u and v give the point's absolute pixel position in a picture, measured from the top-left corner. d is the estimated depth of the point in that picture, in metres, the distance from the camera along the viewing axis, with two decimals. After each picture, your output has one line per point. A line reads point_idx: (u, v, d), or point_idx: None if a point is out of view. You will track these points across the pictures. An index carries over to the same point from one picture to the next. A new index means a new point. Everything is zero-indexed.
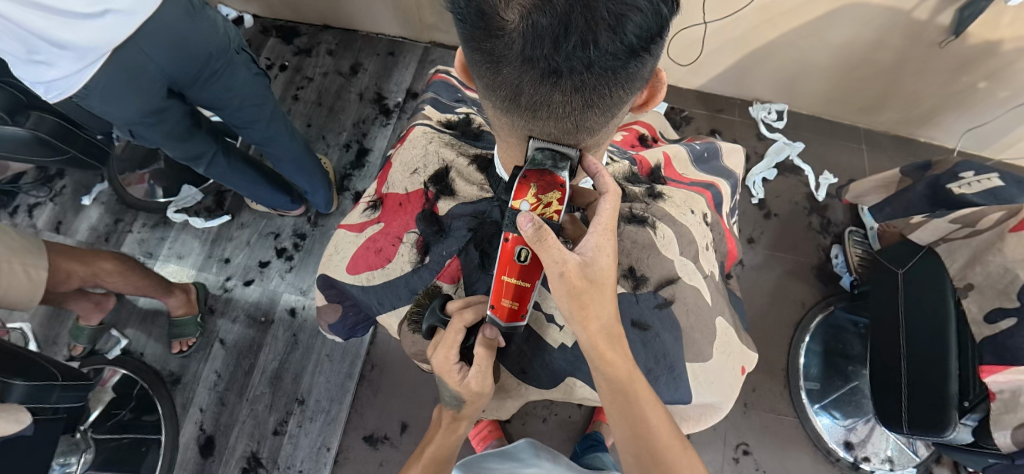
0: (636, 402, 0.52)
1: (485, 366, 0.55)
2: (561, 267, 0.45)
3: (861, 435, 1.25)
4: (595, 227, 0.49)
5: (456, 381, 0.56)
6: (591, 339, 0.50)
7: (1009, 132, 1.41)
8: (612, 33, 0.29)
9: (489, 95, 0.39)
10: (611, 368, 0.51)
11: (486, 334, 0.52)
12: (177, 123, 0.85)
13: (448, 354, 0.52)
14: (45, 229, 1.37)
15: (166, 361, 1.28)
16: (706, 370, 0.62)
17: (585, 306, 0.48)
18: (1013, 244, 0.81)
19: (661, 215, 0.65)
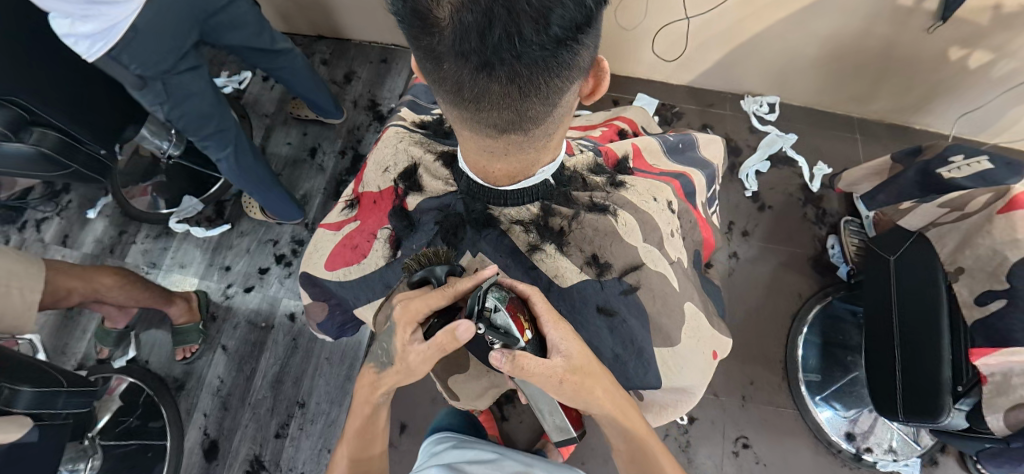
0: (651, 452, 0.60)
1: (433, 352, 0.50)
2: (557, 377, 0.50)
3: (863, 427, 1.23)
4: (548, 324, 0.52)
5: (405, 338, 0.51)
6: (608, 412, 0.57)
7: (1004, 116, 1.39)
8: (534, 23, 0.30)
9: (437, 90, 0.41)
10: (628, 425, 0.59)
11: (457, 326, 0.45)
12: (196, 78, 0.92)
13: (416, 312, 0.49)
14: (52, 243, 1.42)
15: (170, 367, 1.32)
16: (676, 354, 0.63)
17: (593, 394, 0.54)
18: (1001, 227, 0.80)
19: (622, 203, 0.65)
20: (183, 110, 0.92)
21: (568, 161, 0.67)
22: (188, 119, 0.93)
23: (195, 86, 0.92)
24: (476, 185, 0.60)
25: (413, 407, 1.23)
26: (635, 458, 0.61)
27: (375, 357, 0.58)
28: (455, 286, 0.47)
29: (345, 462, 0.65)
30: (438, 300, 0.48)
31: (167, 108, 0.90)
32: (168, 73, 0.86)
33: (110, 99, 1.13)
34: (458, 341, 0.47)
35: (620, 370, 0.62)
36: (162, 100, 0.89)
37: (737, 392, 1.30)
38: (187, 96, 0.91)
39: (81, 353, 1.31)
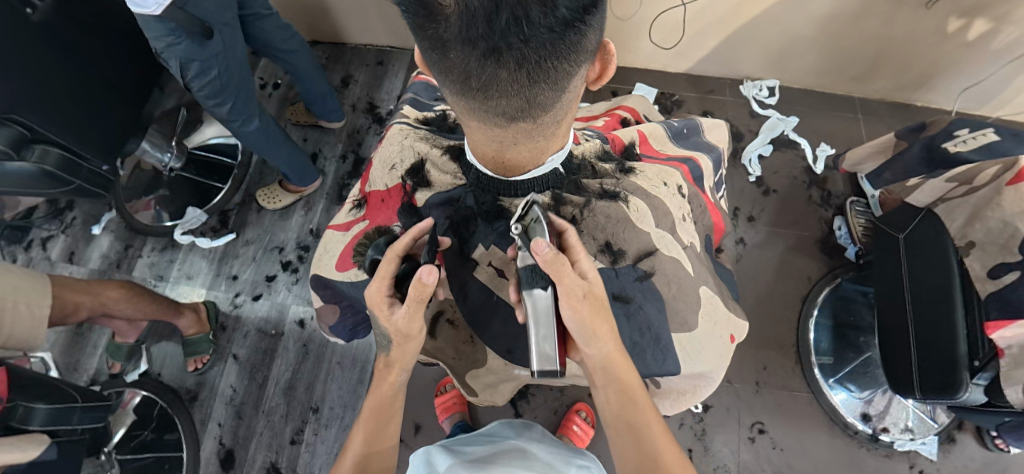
0: (640, 407, 0.55)
1: (414, 309, 0.53)
2: (583, 290, 0.49)
3: (879, 407, 1.22)
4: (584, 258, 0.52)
5: (384, 316, 0.55)
6: (605, 352, 0.54)
7: (1006, 88, 1.38)
8: (541, 5, 0.30)
9: (444, 82, 0.40)
10: (619, 373, 0.55)
11: (420, 273, 0.49)
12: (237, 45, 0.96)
13: (382, 283, 0.53)
14: (59, 260, 1.42)
15: (183, 378, 1.32)
16: (692, 339, 0.63)
17: (597, 327, 0.52)
18: (1011, 198, 0.78)
19: (633, 189, 0.65)
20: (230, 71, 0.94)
21: (575, 149, 0.67)
22: (226, 80, 0.94)
23: (237, 46, 0.96)
24: (485, 177, 0.60)
25: (427, 408, 1.23)
26: (628, 420, 0.56)
27: (380, 341, 0.62)
28: (396, 245, 0.53)
29: (360, 434, 0.64)
30: (389, 264, 0.53)
31: (217, 68, 0.90)
32: (225, 29, 0.90)
33: (114, 113, 1.13)
34: (429, 287, 0.50)
35: (641, 361, 0.62)
36: (213, 57, 0.89)
37: (751, 378, 1.30)
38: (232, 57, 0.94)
39: (93, 369, 1.32)
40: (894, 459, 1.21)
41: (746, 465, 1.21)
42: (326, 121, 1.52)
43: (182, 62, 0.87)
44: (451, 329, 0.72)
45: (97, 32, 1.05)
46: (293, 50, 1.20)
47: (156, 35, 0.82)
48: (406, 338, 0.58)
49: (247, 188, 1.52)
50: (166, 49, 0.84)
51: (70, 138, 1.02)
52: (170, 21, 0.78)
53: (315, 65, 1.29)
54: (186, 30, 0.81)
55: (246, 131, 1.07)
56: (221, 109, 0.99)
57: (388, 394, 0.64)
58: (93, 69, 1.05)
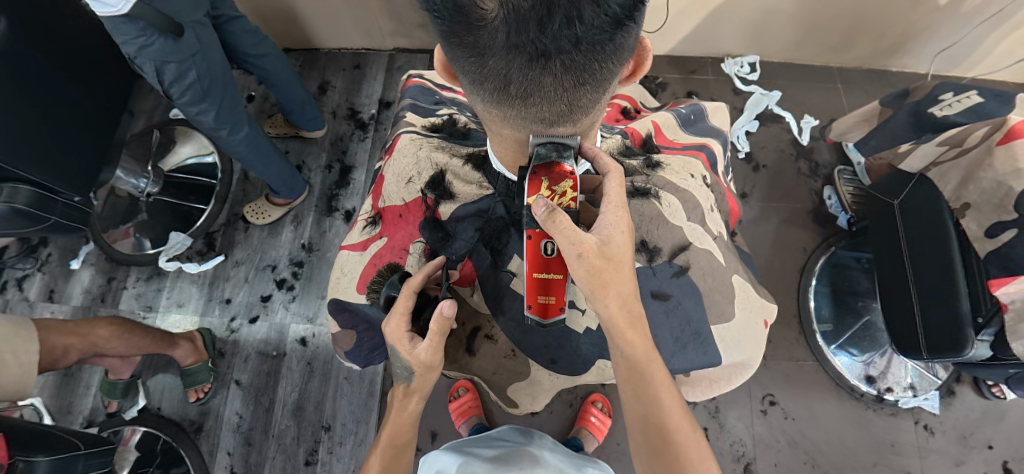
0: (651, 384, 0.54)
1: (438, 341, 0.53)
2: (578, 248, 0.47)
3: (880, 368, 1.26)
4: (607, 206, 0.51)
5: (406, 351, 0.54)
6: (610, 317, 0.52)
7: (978, 49, 1.42)
8: (595, 5, 0.28)
9: (477, 88, 0.39)
10: (627, 346, 0.53)
11: (441, 308, 0.51)
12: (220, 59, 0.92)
13: (402, 320, 0.54)
14: (38, 300, 1.34)
15: (185, 410, 1.27)
16: (731, 330, 0.64)
17: (603, 289, 0.50)
18: (1002, 158, 0.80)
19: (662, 185, 0.69)
20: (211, 75, 0.90)
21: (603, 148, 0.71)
22: (208, 83, 0.89)
23: (215, 47, 0.91)
24: (513, 184, 0.64)
25: (442, 415, 1.21)
26: (632, 389, 0.55)
27: (399, 373, 0.61)
28: (412, 280, 0.54)
29: (378, 465, 0.60)
30: (405, 301, 0.53)
31: (198, 70, 0.86)
32: (198, 26, 0.86)
33: (84, 140, 1.07)
34: (450, 319, 0.52)
35: (684, 356, 0.63)
36: (193, 60, 0.85)
37: None
38: (213, 63, 0.90)
39: (88, 409, 1.26)
40: (899, 416, 1.25)
41: (761, 437, 1.24)
42: (306, 131, 1.46)
43: (158, 66, 0.82)
44: (490, 344, 0.69)
45: (54, 58, 0.98)
46: (264, 54, 1.14)
47: (127, 39, 0.77)
48: (427, 370, 0.56)
49: (231, 208, 1.46)
50: (139, 53, 0.80)
51: (42, 175, 0.95)
52: (140, 20, 0.74)
53: (292, 73, 1.23)
54: (158, 29, 0.76)
55: (235, 139, 1.03)
56: (206, 118, 0.94)
57: (408, 420, 0.62)
58: (58, 97, 0.99)
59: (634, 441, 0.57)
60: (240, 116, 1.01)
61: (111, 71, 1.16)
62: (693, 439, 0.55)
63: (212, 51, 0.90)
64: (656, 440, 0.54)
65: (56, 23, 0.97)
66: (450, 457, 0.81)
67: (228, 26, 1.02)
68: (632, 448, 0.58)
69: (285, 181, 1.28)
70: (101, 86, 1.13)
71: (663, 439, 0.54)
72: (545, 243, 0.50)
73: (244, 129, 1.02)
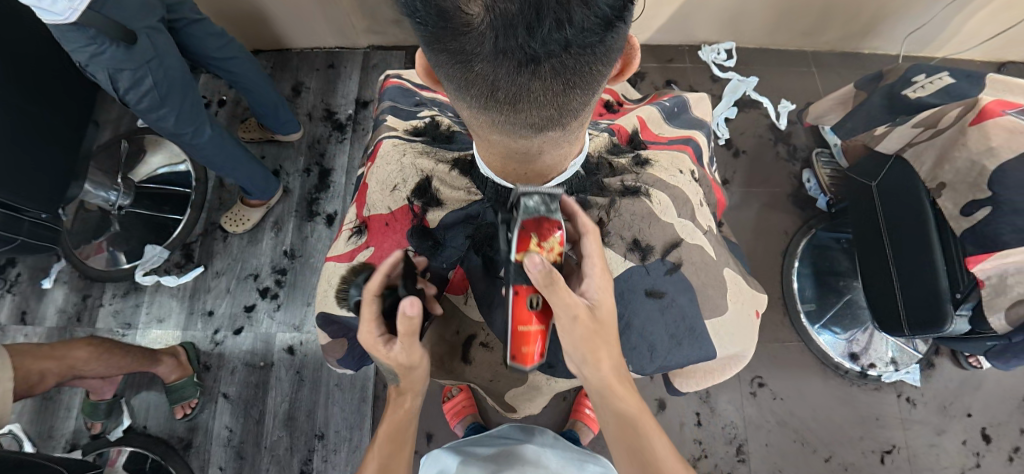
0: (643, 431, 0.57)
1: (409, 343, 0.52)
2: (573, 313, 0.49)
3: (862, 345, 1.30)
4: (592, 270, 0.53)
5: (382, 354, 0.53)
6: (603, 378, 0.55)
7: (946, 29, 1.46)
8: (586, 7, 0.27)
9: (463, 95, 0.38)
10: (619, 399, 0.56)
11: (403, 308, 0.48)
12: (177, 68, 0.88)
13: (369, 328, 0.51)
14: (9, 323, 1.29)
15: (173, 427, 1.23)
16: (725, 323, 0.66)
17: (596, 352, 0.53)
18: (976, 138, 0.82)
19: (652, 182, 0.68)
20: (170, 81, 0.86)
21: (591, 148, 0.70)
22: (165, 90, 0.85)
23: (173, 52, 0.87)
24: (502, 190, 0.61)
25: (437, 415, 1.21)
26: (621, 430, 0.57)
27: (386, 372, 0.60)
28: (369, 284, 0.50)
29: (376, 460, 0.59)
30: (368, 308, 0.50)
31: (154, 75, 0.82)
32: (153, 33, 0.82)
33: (54, 156, 1.02)
34: (416, 318, 0.49)
35: (679, 352, 0.64)
36: (149, 66, 0.81)
37: None
38: (170, 70, 0.86)
39: (70, 432, 1.21)
40: (882, 391, 1.29)
41: (752, 418, 1.27)
42: (282, 135, 1.42)
43: (111, 74, 0.78)
44: (487, 353, 0.70)
45: (8, 68, 0.92)
46: (231, 57, 1.09)
47: (76, 47, 0.74)
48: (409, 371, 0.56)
49: (208, 217, 1.41)
50: (90, 60, 0.76)
51: (7, 195, 0.91)
52: (90, 28, 0.70)
53: (263, 74, 1.19)
54: (108, 36, 0.73)
55: (199, 141, 0.99)
56: (166, 123, 0.91)
57: (402, 415, 0.61)
58: (16, 111, 0.93)
59: None
60: (201, 120, 0.95)
61: (74, 81, 1.10)
62: None
63: (169, 59, 0.86)
64: None
65: (8, 32, 0.92)
66: (449, 456, 0.82)
67: (192, 30, 0.98)
68: None
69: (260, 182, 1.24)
70: (65, 95, 1.07)
71: None
72: (532, 298, 0.48)
73: (208, 130, 0.98)
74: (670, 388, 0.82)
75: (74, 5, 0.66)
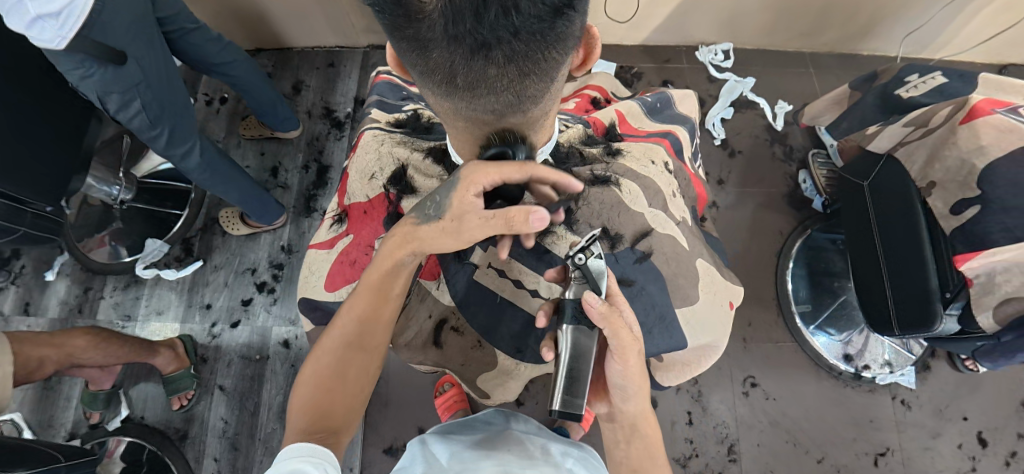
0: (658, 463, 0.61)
1: (489, 226, 0.46)
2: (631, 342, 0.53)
3: (857, 346, 1.29)
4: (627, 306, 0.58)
5: (465, 199, 0.46)
6: (640, 409, 0.60)
7: (945, 30, 1.45)
8: None
9: (426, 82, 0.40)
10: (648, 431, 0.62)
11: (537, 210, 0.41)
12: (162, 84, 0.88)
13: (489, 175, 0.45)
14: (13, 314, 1.31)
15: (169, 418, 1.25)
16: (695, 312, 0.68)
17: (641, 386, 0.58)
18: (965, 136, 0.82)
19: (622, 172, 0.70)
20: (156, 98, 0.87)
21: (562, 138, 0.73)
22: (155, 110, 0.87)
23: (157, 71, 0.87)
24: None
25: (429, 408, 1.23)
26: (638, 462, 0.61)
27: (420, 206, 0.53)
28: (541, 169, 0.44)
29: (352, 318, 0.57)
30: (517, 173, 0.44)
31: (141, 94, 0.84)
32: (140, 53, 0.82)
33: (60, 153, 1.06)
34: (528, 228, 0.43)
35: (650, 340, 0.64)
36: (134, 90, 0.82)
37: (738, 336, 1.34)
38: (156, 85, 0.87)
39: (70, 422, 1.23)
40: (876, 393, 1.28)
41: (743, 418, 1.26)
42: (280, 131, 1.43)
43: (101, 96, 0.81)
44: (457, 336, 0.74)
45: (14, 64, 0.95)
46: (230, 61, 1.11)
47: (67, 69, 0.76)
48: (453, 231, 0.48)
49: (208, 212, 1.44)
50: (81, 83, 0.78)
51: (12, 187, 0.94)
52: (77, 53, 0.71)
53: (260, 73, 1.20)
54: (95, 60, 0.74)
55: (189, 164, 1.01)
56: (158, 143, 0.93)
57: (390, 269, 0.55)
58: (20, 106, 0.96)
59: None
60: (190, 131, 0.96)
61: None
62: None
63: (155, 81, 0.87)
64: None
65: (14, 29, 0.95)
66: (428, 436, 0.84)
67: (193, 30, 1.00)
68: None
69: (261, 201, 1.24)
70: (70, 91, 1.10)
71: None
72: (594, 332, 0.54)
73: (196, 157, 1.00)
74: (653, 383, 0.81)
75: (62, 33, 0.67)
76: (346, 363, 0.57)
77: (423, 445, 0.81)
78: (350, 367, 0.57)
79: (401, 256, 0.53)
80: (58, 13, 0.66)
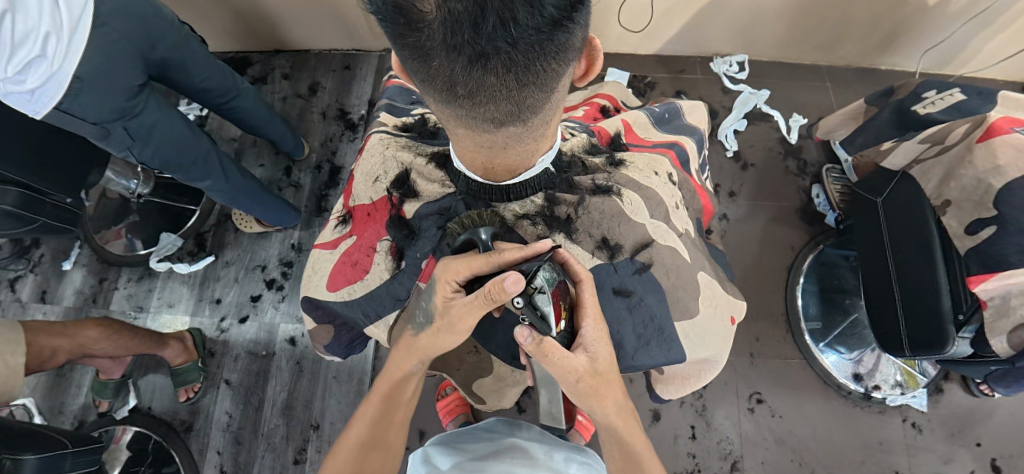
0: (636, 452, 0.62)
1: (474, 307, 0.52)
2: (572, 374, 0.52)
3: (868, 366, 1.26)
4: (588, 321, 0.54)
5: (446, 297, 0.54)
6: (606, 414, 0.58)
7: (967, 46, 1.42)
8: (528, 7, 0.30)
9: (429, 90, 0.41)
10: (624, 429, 0.61)
11: (504, 278, 0.46)
12: (169, 137, 0.92)
13: (460, 271, 0.52)
14: (31, 301, 1.36)
15: (176, 410, 1.27)
16: (695, 325, 0.67)
17: (603, 395, 0.56)
18: (982, 155, 0.80)
19: (625, 182, 0.69)
20: (157, 150, 0.92)
21: (566, 146, 0.72)
22: (159, 160, 0.94)
23: (163, 124, 0.89)
24: (476, 184, 0.63)
25: (430, 411, 1.23)
26: (619, 455, 0.63)
27: (414, 320, 0.60)
28: (507, 255, 0.50)
29: (368, 418, 0.63)
30: (483, 265, 0.50)
31: (137, 152, 0.91)
32: (132, 120, 0.84)
33: (75, 147, 1.07)
34: (507, 295, 0.46)
35: (647, 352, 0.65)
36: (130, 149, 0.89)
37: (745, 350, 1.32)
38: (159, 142, 0.91)
39: (79, 409, 1.26)
40: (886, 414, 1.25)
41: (748, 435, 1.24)
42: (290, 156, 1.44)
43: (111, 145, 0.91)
44: None
45: None
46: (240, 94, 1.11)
47: None
48: (447, 328, 0.56)
49: (221, 208, 1.47)
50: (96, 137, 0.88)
51: (34, 178, 0.98)
52: (64, 125, 0.79)
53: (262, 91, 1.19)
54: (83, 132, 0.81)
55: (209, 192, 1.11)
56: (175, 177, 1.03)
57: (399, 377, 0.63)
58: None
59: None
60: (211, 166, 1.03)
61: None
62: None
63: (158, 136, 0.90)
64: None
65: None
66: (429, 446, 0.85)
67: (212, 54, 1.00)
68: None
69: (275, 211, 1.27)
70: None
71: None
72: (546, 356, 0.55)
73: (211, 191, 1.09)
74: (653, 394, 0.84)
75: (37, 108, 0.72)
76: (365, 461, 0.61)
77: (427, 457, 0.81)
78: (367, 465, 0.61)
79: (407, 365, 0.62)
80: (31, 92, 0.69)
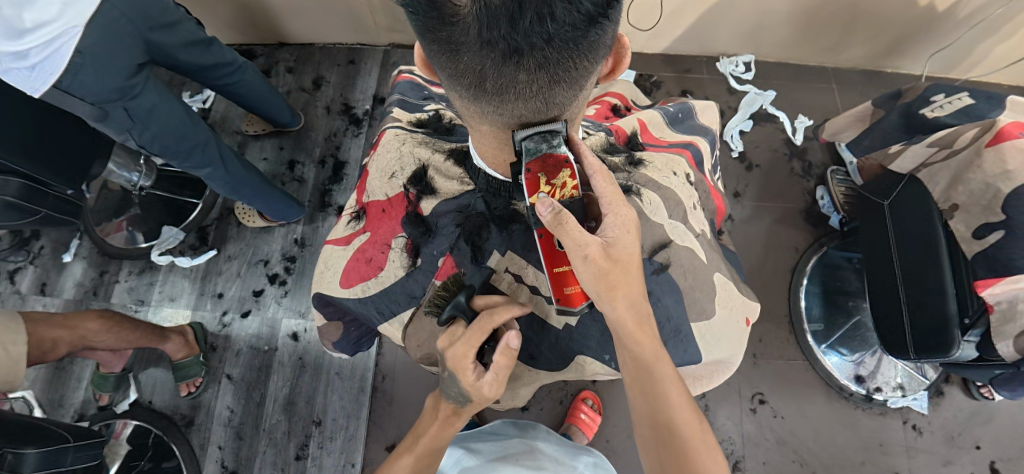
0: (659, 379, 0.56)
1: (500, 371, 0.55)
2: (584, 251, 0.49)
3: (870, 368, 1.27)
4: (606, 206, 0.52)
5: (470, 382, 0.55)
6: (620, 317, 0.54)
7: (975, 50, 1.42)
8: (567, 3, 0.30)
9: (455, 85, 0.41)
10: (636, 345, 0.55)
11: (508, 341, 0.53)
12: (167, 123, 0.90)
13: (467, 351, 0.52)
14: (30, 293, 1.34)
15: (177, 404, 1.27)
16: (711, 326, 0.67)
17: (615, 288, 0.52)
18: (992, 160, 0.80)
19: (644, 182, 0.69)
20: (155, 136, 0.90)
21: None
22: (157, 145, 0.93)
23: (161, 109, 0.88)
24: (500, 184, 0.64)
25: None
26: (636, 371, 0.57)
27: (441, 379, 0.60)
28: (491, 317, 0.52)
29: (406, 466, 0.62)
30: (481, 335, 0.52)
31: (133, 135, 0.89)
32: (133, 103, 0.83)
33: (77, 135, 1.06)
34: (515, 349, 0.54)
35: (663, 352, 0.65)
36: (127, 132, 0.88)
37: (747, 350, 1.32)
38: (157, 127, 0.89)
39: (79, 402, 1.26)
40: (887, 416, 1.26)
41: (750, 435, 1.25)
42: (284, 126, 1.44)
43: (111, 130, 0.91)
44: None
45: None
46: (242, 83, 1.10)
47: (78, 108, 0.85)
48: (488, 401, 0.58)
49: (224, 202, 1.46)
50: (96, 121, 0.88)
51: (37, 167, 0.96)
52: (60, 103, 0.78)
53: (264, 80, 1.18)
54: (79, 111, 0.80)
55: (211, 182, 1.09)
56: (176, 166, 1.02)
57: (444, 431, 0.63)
58: None
59: (637, 421, 0.60)
60: (211, 154, 1.01)
61: None
62: (699, 432, 0.57)
63: (156, 121, 0.88)
64: (665, 434, 0.56)
65: None
66: None
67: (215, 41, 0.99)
68: (632, 417, 0.60)
69: (278, 204, 1.26)
70: None
71: (670, 432, 0.56)
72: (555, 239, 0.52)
73: (211, 179, 1.07)
74: None
75: (35, 85, 0.70)
76: None
77: None
78: None
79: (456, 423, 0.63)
80: (32, 67, 0.68)
